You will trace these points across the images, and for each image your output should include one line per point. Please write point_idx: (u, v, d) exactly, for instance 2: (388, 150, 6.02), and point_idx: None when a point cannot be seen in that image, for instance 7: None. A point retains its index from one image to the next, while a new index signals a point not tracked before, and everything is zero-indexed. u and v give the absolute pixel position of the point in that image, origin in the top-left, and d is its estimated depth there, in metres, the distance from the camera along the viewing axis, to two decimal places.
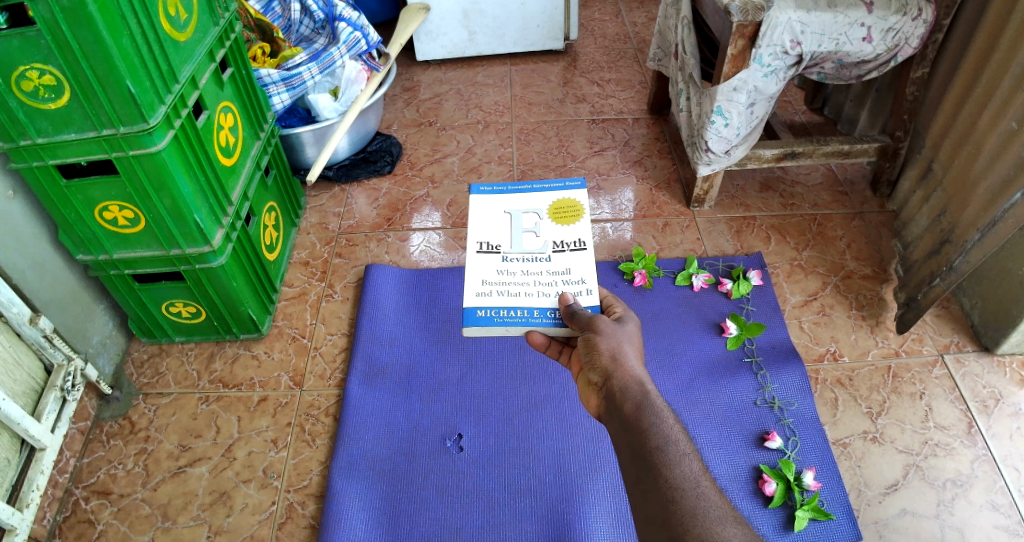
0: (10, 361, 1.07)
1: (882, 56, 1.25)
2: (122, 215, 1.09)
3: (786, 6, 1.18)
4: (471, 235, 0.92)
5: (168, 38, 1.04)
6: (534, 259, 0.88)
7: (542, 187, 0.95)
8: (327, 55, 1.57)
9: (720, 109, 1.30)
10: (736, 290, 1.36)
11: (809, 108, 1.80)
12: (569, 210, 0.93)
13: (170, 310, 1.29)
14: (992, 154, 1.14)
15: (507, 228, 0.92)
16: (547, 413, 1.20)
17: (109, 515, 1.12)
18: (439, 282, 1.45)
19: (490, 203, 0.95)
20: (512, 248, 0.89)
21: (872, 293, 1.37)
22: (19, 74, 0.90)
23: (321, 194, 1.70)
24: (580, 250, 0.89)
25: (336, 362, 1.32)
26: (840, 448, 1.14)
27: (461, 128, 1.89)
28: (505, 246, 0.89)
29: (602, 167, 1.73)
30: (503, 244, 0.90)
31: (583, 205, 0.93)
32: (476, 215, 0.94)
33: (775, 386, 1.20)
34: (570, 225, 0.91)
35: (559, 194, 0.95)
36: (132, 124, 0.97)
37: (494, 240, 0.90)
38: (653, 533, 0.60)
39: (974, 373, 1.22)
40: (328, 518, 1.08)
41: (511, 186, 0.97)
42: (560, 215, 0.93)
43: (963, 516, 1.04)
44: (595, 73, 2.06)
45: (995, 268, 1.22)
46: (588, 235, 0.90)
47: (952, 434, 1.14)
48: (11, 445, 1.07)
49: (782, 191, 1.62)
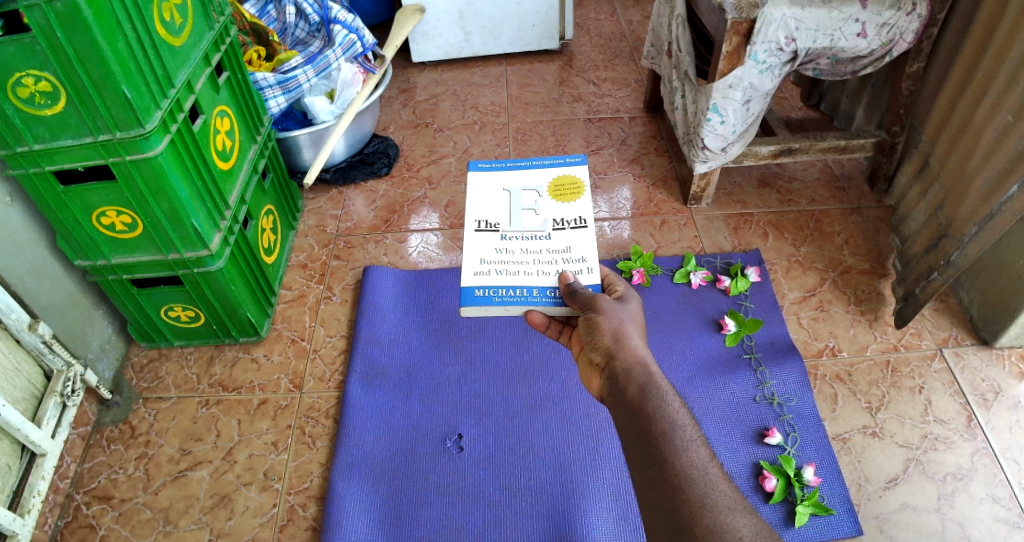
0: (10, 368, 1.08)
1: (877, 51, 1.25)
2: (120, 220, 1.09)
3: (781, 2, 1.18)
4: (470, 213, 0.92)
5: (164, 42, 1.04)
6: (534, 237, 0.89)
7: (542, 164, 0.96)
8: (323, 58, 1.57)
9: (716, 107, 1.31)
10: (735, 286, 1.36)
11: (805, 104, 1.80)
12: (569, 188, 0.94)
13: (169, 315, 1.29)
14: (988, 147, 1.14)
15: (507, 205, 0.92)
16: (547, 413, 1.20)
17: (110, 520, 1.12)
18: (437, 282, 1.45)
19: (489, 180, 0.96)
20: (511, 225, 0.90)
21: (870, 288, 1.37)
22: (15, 80, 0.90)
23: (319, 196, 1.70)
24: (580, 228, 0.89)
25: (335, 364, 1.32)
26: (840, 443, 1.14)
27: (458, 128, 1.89)
28: (505, 224, 0.90)
29: (599, 166, 1.73)
30: (502, 222, 0.90)
31: (583, 182, 0.94)
32: (476, 190, 0.95)
33: (775, 382, 1.21)
34: (570, 202, 0.92)
35: (559, 170, 0.96)
36: (128, 129, 0.97)
37: (494, 218, 0.91)
38: (658, 520, 0.60)
39: (973, 366, 1.22)
40: (329, 520, 1.08)
41: (510, 163, 0.97)
42: (560, 193, 0.94)
43: (963, 510, 1.04)
44: (591, 73, 2.06)
45: (994, 260, 1.22)
46: (588, 213, 0.90)
47: (952, 428, 1.14)
48: (11, 451, 1.07)
49: (780, 187, 1.62)
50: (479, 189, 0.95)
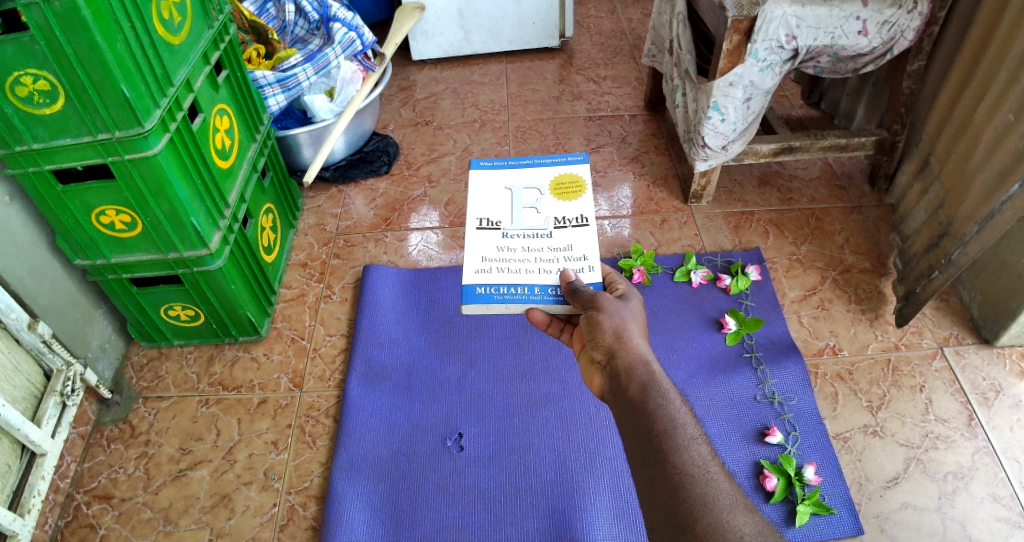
0: (9, 367, 1.08)
1: (878, 49, 1.25)
2: (119, 219, 1.09)
3: (781, 0, 1.18)
4: (471, 211, 0.92)
5: (163, 42, 1.04)
6: (535, 235, 0.89)
7: (542, 162, 0.95)
8: (322, 56, 1.57)
9: (717, 105, 1.30)
10: (735, 285, 1.36)
11: (806, 102, 1.80)
12: (570, 186, 0.93)
13: (169, 314, 1.29)
14: (989, 146, 1.14)
15: (507, 203, 0.92)
16: (547, 412, 1.20)
17: (110, 519, 1.12)
18: (437, 281, 1.44)
19: (490, 178, 0.95)
20: (512, 224, 0.89)
21: (870, 287, 1.37)
22: (13, 80, 0.90)
23: (319, 195, 1.70)
24: (582, 227, 0.89)
25: (335, 364, 1.32)
26: (840, 442, 1.14)
27: (457, 127, 1.89)
28: (506, 222, 0.90)
29: (599, 164, 1.72)
30: (503, 221, 0.90)
31: (585, 180, 0.93)
32: (477, 188, 0.95)
33: (775, 382, 1.20)
34: (572, 200, 0.91)
35: (560, 168, 0.95)
36: (128, 128, 0.97)
37: (495, 216, 0.91)
38: (660, 518, 0.60)
39: (974, 365, 1.22)
40: (329, 519, 1.08)
41: (510, 161, 0.97)
42: (561, 191, 0.93)
43: (964, 509, 1.04)
44: (591, 71, 2.06)
45: (995, 259, 1.21)
46: (590, 211, 0.90)
47: (953, 427, 1.14)
48: (11, 451, 1.07)
49: (780, 186, 1.62)
50: (480, 188, 0.94)
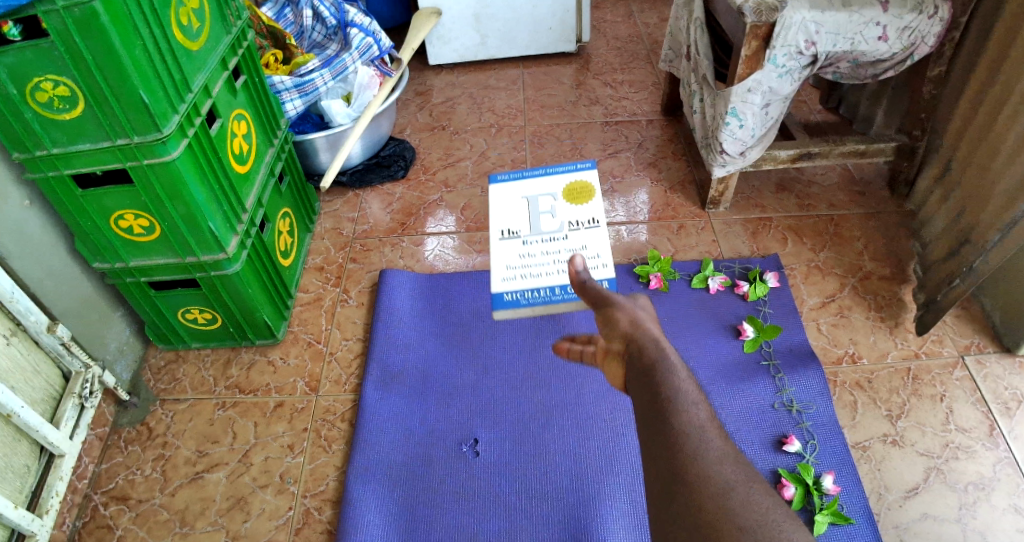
0: (28, 369, 1.08)
1: (899, 55, 1.23)
2: (138, 223, 1.10)
3: (800, 6, 1.17)
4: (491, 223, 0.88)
5: (181, 47, 1.05)
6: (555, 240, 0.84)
7: (555, 170, 0.91)
8: (340, 61, 1.58)
9: (734, 111, 1.30)
10: (753, 292, 1.35)
11: (824, 107, 1.79)
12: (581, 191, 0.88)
13: (186, 317, 1.30)
14: (1011, 152, 1.12)
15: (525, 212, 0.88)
16: (562, 418, 1.19)
17: (127, 521, 1.13)
18: (453, 286, 1.44)
19: (507, 190, 0.91)
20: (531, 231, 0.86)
21: (890, 294, 1.35)
22: (34, 85, 0.91)
23: (335, 199, 1.71)
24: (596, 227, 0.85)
25: (351, 367, 1.32)
26: (859, 451, 1.12)
27: (474, 131, 1.89)
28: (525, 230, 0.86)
29: (615, 169, 1.72)
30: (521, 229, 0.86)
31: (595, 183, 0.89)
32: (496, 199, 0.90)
33: (793, 390, 1.19)
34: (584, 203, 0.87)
35: (571, 174, 0.90)
36: (145, 133, 0.98)
37: (514, 226, 0.87)
38: None
39: (996, 374, 1.20)
40: (344, 523, 1.08)
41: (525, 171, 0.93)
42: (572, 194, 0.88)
43: (986, 521, 1.02)
44: (608, 75, 2.05)
45: (1017, 265, 1.20)
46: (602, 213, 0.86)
47: (974, 437, 1.12)
48: (31, 452, 1.08)
49: (798, 192, 1.60)
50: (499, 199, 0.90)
